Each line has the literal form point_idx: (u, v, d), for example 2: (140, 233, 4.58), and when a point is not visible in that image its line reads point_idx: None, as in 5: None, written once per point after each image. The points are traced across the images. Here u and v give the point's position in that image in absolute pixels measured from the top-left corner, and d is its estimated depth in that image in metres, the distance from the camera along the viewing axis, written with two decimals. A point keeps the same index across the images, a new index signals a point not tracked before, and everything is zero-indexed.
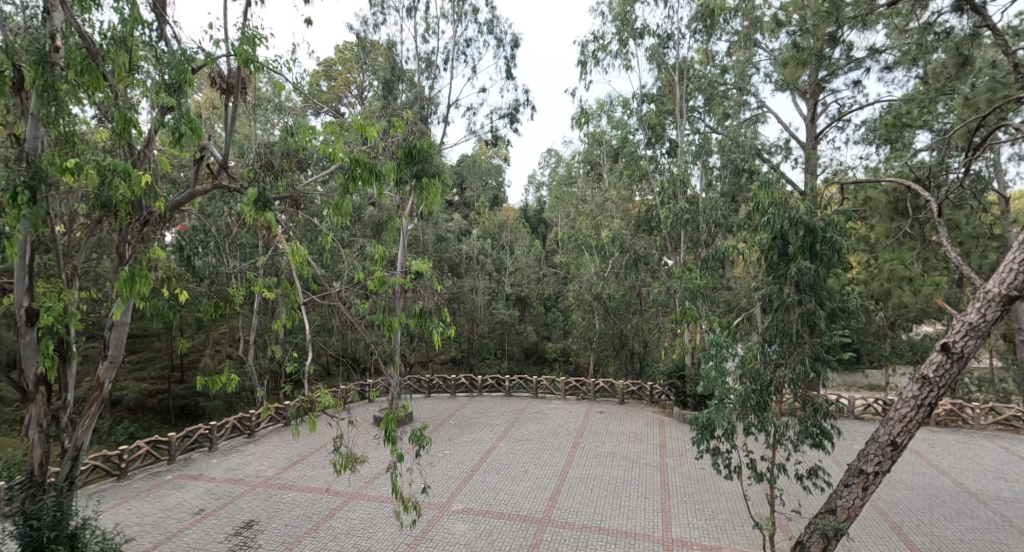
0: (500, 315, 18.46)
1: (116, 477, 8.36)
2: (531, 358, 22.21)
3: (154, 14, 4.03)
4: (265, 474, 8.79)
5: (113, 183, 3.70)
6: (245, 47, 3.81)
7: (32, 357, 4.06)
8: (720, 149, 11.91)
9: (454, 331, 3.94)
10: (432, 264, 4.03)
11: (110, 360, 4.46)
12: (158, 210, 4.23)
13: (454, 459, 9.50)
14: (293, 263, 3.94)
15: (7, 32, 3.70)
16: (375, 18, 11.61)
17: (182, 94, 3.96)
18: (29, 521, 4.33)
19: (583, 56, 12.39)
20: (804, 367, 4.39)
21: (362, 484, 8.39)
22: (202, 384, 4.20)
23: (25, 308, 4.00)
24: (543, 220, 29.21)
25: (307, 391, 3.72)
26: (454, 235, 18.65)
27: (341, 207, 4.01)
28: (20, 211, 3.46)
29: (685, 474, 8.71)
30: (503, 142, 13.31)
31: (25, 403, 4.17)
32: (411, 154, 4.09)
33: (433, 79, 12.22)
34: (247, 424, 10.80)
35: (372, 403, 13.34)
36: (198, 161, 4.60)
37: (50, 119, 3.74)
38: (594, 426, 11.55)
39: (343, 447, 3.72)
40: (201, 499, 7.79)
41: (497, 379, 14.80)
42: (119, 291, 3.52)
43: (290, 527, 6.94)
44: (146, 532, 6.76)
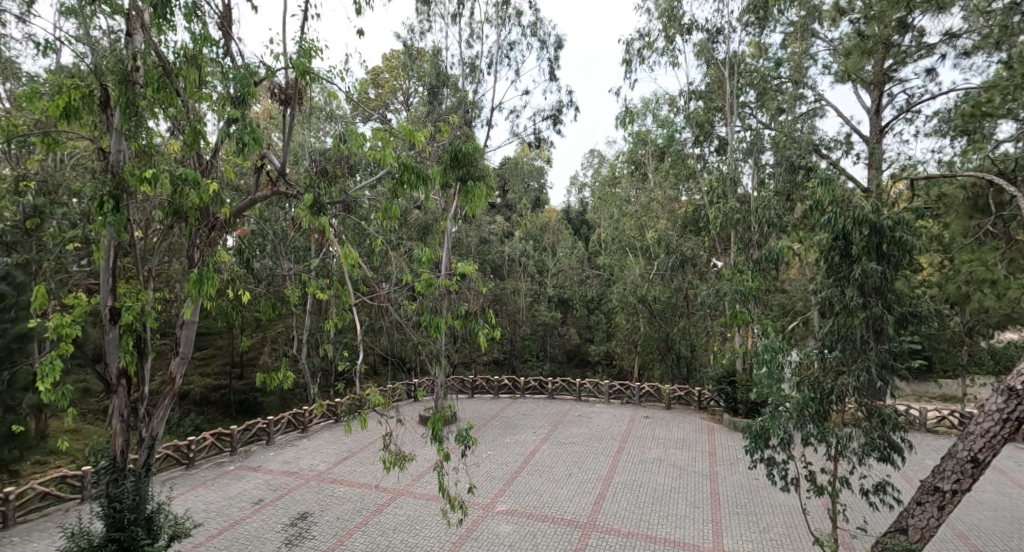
0: (542, 317, 18.48)
1: (185, 465, 8.95)
2: (573, 361, 22.05)
3: (221, 33, 4.30)
4: (318, 469, 9.15)
5: (185, 193, 3.95)
6: (302, 60, 4.02)
7: (114, 352, 4.41)
8: (773, 145, 11.44)
9: (500, 333, 3.94)
10: (478, 266, 4.03)
11: (181, 356, 4.78)
12: (223, 216, 4.49)
13: (498, 461, 9.57)
14: (345, 264, 4.09)
15: (96, 55, 4.03)
16: (421, 25, 11.91)
17: (245, 106, 4.20)
18: (112, 503, 4.69)
19: (628, 55, 12.20)
20: (870, 375, 4.13)
21: (409, 481, 8.58)
22: (261, 380, 4.43)
23: (110, 307, 4.37)
24: (585, 221, 28.98)
25: (358, 389, 3.82)
26: (497, 237, 18.78)
27: (390, 210, 4.15)
28: (105, 218, 3.78)
29: (738, 484, 8.39)
30: (546, 144, 13.31)
31: (109, 396, 4.53)
32: (457, 158, 4.15)
33: (476, 83, 12.39)
34: (301, 419, 11.27)
35: (417, 402, 13.63)
36: (258, 169, 4.84)
37: (131, 133, 4.06)
38: (640, 431, 11.34)
39: (392, 445, 3.81)
40: (260, 489, 8.20)
41: (540, 381, 14.79)
42: (189, 291, 3.78)
43: (341, 520, 7.19)
44: (212, 518, 7.19)
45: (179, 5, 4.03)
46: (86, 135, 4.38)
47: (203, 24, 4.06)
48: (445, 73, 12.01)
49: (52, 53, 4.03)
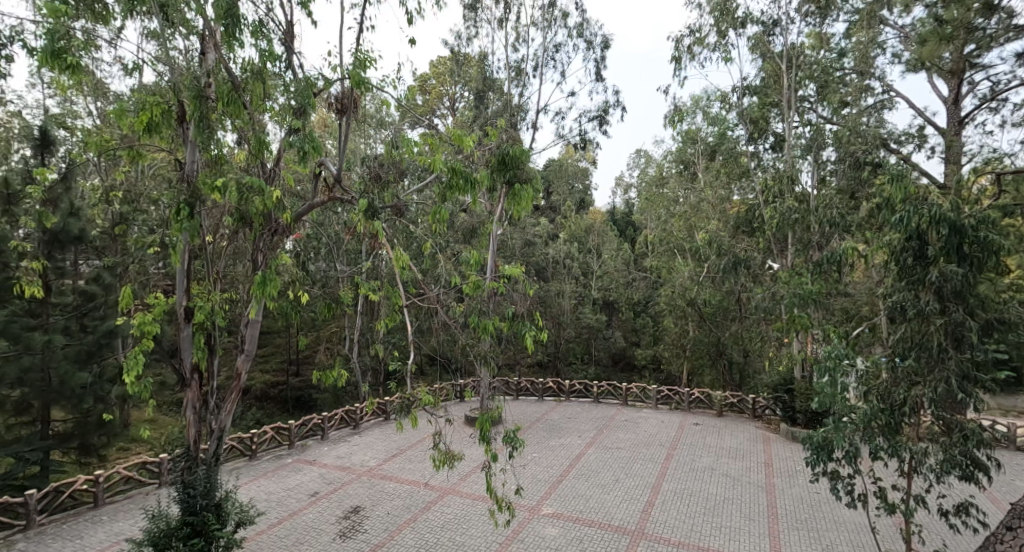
0: (587, 320, 18.31)
1: (248, 457, 9.48)
2: (619, 365, 21.72)
3: (284, 47, 4.55)
4: (370, 465, 9.44)
5: (251, 200, 4.20)
6: (358, 70, 4.21)
7: (188, 348, 4.76)
8: (836, 141, 10.85)
9: (548, 336, 3.94)
10: (525, 269, 4.04)
11: (247, 353, 5.09)
12: (284, 221, 4.73)
13: (543, 463, 9.56)
14: (397, 267, 4.23)
15: (174, 73, 4.35)
16: (468, 31, 12.10)
17: (306, 117, 4.42)
18: (187, 489, 5.03)
19: (678, 51, 11.90)
20: (949, 387, 3.82)
21: (456, 480, 8.71)
22: (318, 377, 4.65)
23: (185, 306, 4.71)
24: (631, 223, 28.53)
25: (409, 387, 3.91)
26: (542, 239, 18.78)
27: (440, 213, 4.25)
28: (182, 225, 4.08)
29: (797, 498, 7.99)
30: (592, 145, 13.19)
31: (183, 389, 4.88)
32: (504, 161, 4.17)
33: (522, 86, 12.45)
34: (353, 416, 11.68)
35: (464, 403, 13.81)
36: (317, 176, 5.07)
37: (204, 144, 4.36)
38: (690, 438, 11.01)
39: (442, 444, 3.87)
40: (316, 482, 8.55)
41: (585, 384, 14.64)
42: (254, 292, 4.01)
43: (392, 516, 7.38)
44: (273, 508, 7.57)
45: (247, 24, 4.31)
46: (165, 148, 4.73)
47: (268, 41, 4.33)
48: (492, 78, 12.16)
49: (137, 72, 4.39)
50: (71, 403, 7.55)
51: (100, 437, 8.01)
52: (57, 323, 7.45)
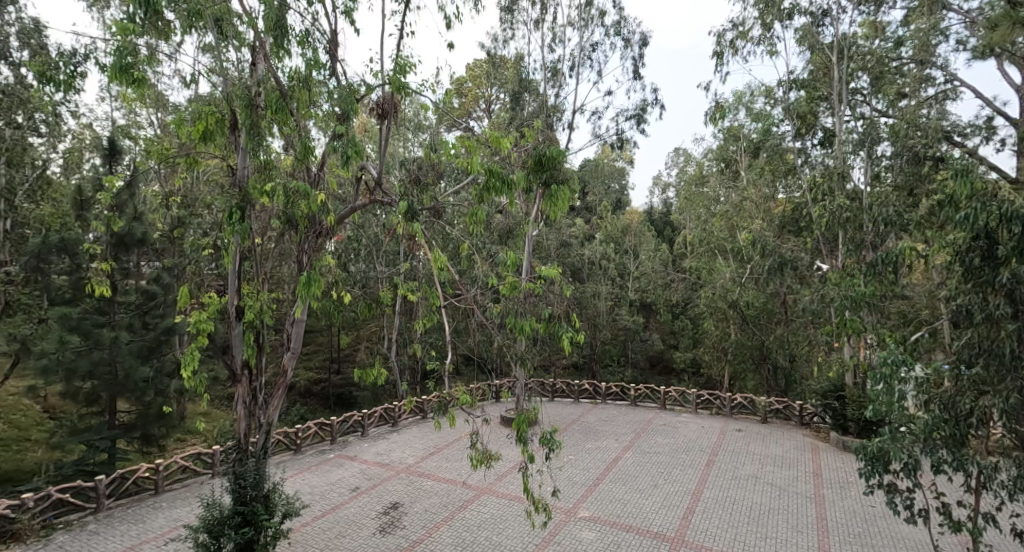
0: (623, 321, 18.07)
1: (293, 451, 9.84)
2: (656, 368, 21.29)
3: (328, 55, 4.71)
4: (408, 462, 9.63)
5: (297, 203, 4.36)
6: (398, 76, 4.32)
7: (239, 346, 5.01)
8: (891, 135, 10.31)
9: (584, 338, 3.92)
10: (562, 270, 4.03)
11: (292, 351, 5.29)
12: (327, 223, 4.91)
13: (580, 466, 9.49)
14: (435, 268, 4.31)
15: (228, 83, 4.57)
16: (504, 33, 12.15)
17: (349, 122, 4.57)
18: (238, 480, 5.27)
19: (720, 46, 11.59)
20: (1022, 397, 3.55)
21: (493, 480, 8.78)
22: (359, 375, 4.80)
23: (236, 305, 4.95)
24: (669, 223, 27.98)
25: (447, 387, 3.96)
26: (578, 240, 18.65)
27: (477, 215, 4.31)
28: (233, 228, 4.29)
29: (849, 511, 7.63)
30: (629, 144, 13.00)
31: (235, 384, 5.13)
32: (541, 162, 4.15)
33: (558, 87, 12.41)
34: (392, 414, 11.93)
35: (500, 403, 13.87)
36: (358, 179, 5.22)
37: (254, 151, 4.57)
38: (732, 445, 10.69)
39: (480, 443, 3.90)
40: (357, 477, 8.79)
41: (622, 387, 14.44)
42: (299, 292, 4.17)
43: (430, 513, 7.49)
44: (316, 501, 7.83)
45: (294, 34, 4.49)
46: (218, 155, 4.99)
47: (314, 50, 4.50)
48: (528, 79, 12.19)
49: (194, 84, 4.65)
50: (134, 395, 8.05)
51: (159, 428, 8.49)
52: (122, 320, 7.94)
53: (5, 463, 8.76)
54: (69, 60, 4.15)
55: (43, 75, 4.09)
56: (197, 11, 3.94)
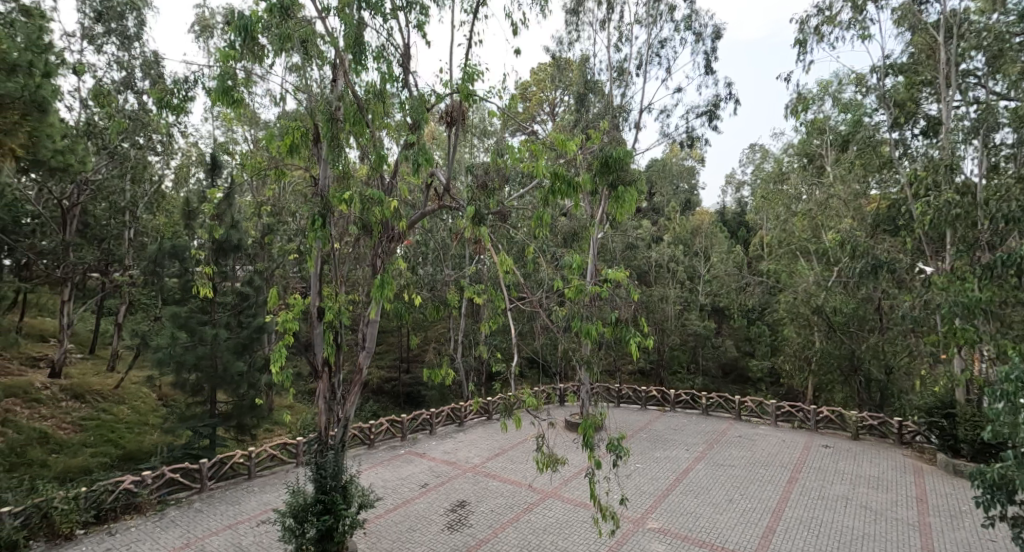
0: (693, 327, 17.39)
1: (366, 445, 10.34)
2: (730, 376, 20.27)
3: (401, 68, 4.95)
4: (474, 461, 9.83)
5: (372, 210, 4.61)
6: (467, 84, 4.47)
7: (320, 344, 5.38)
8: (1013, 119, 9.17)
9: (653, 343, 3.84)
10: (629, 273, 3.98)
11: (367, 350, 5.60)
12: (399, 229, 5.15)
13: (648, 475, 9.26)
14: (501, 271, 4.39)
15: (311, 99, 4.93)
16: (570, 35, 12.12)
17: (420, 131, 4.78)
18: (319, 470, 5.65)
19: (803, 34, 10.88)
20: None
21: (558, 483, 8.76)
22: (428, 375, 5.00)
23: (318, 306, 5.34)
24: (743, 223, 26.61)
25: (513, 389, 4.04)
26: (645, 242, 18.22)
27: (542, 218, 4.33)
28: (316, 234, 4.61)
29: (958, 543, 6.88)
30: (700, 142, 12.53)
31: (317, 380, 5.51)
32: (608, 163, 4.09)
33: (625, 86, 12.21)
34: (459, 414, 12.21)
35: (565, 407, 13.80)
36: (428, 186, 5.43)
37: (334, 161, 4.91)
38: (817, 462, 9.97)
39: (546, 446, 3.92)
40: (426, 474, 9.09)
41: (693, 395, 13.91)
42: (373, 294, 4.40)
43: (496, 513, 7.61)
44: (389, 495, 8.19)
45: (371, 50, 4.77)
46: (303, 167, 5.38)
47: (388, 64, 4.75)
48: (593, 81, 12.09)
49: (283, 101, 5.05)
50: (231, 387, 8.83)
51: (251, 418, 9.23)
52: (221, 319, 8.72)
53: (126, 444, 9.89)
54: (181, 86, 4.64)
55: (161, 100, 4.62)
56: (288, 35, 4.29)
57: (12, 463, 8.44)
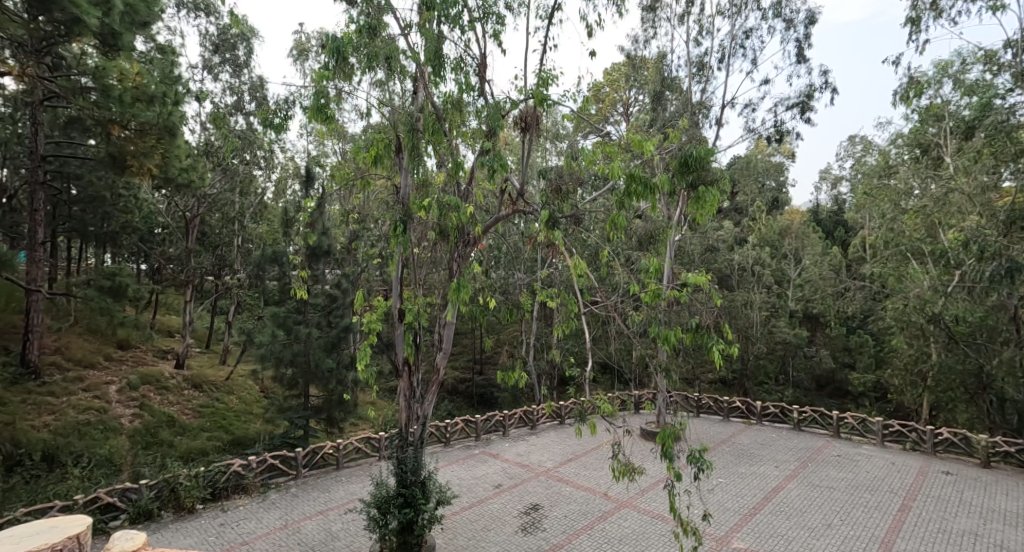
0: (782, 334, 16.21)
1: (443, 444, 10.68)
2: (825, 390, 18.70)
3: (478, 77, 5.10)
4: (547, 465, 9.84)
5: (450, 216, 4.77)
6: (541, 89, 4.53)
7: (400, 345, 5.69)
8: None
9: (738, 352, 3.67)
10: (711, 277, 3.83)
11: (443, 351, 5.81)
12: (475, 233, 5.29)
13: (733, 492, 8.77)
14: (575, 275, 4.38)
15: (394, 112, 5.23)
16: (646, 33, 11.83)
17: (496, 137, 4.88)
18: (400, 465, 5.93)
19: (917, 11, 9.83)
20: None
21: (634, 493, 8.53)
22: (502, 377, 5.11)
23: (399, 308, 5.65)
24: (841, 223, 24.46)
25: (588, 394, 4.02)
26: (726, 244, 17.34)
27: (617, 221, 4.27)
28: (398, 240, 4.86)
29: None
30: (789, 136, 11.74)
31: (398, 377, 5.82)
32: (687, 163, 3.94)
33: (705, 81, 11.71)
34: (531, 417, 12.27)
35: (641, 414, 13.42)
36: (503, 191, 5.51)
37: (414, 169, 5.15)
38: (934, 490, 8.91)
39: (622, 454, 3.85)
40: (500, 475, 9.22)
41: (782, 408, 12.99)
42: (451, 297, 4.56)
43: (569, 519, 7.57)
44: (464, 493, 8.40)
45: (449, 62, 4.96)
46: (386, 176, 5.71)
47: (466, 74, 4.92)
48: (670, 77, 11.65)
49: (369, 116, 5.40)
50: (322, 382, 9.50)
51: (340, 411, 9.84)
52: (314, 319, 9.42)
53: (235, 430, 10.95)
54: (282, 107, 5.12)
55: (265, 120, 5.09)
56: (375, 54, 4.59)
57: (146, 441, 9.64)
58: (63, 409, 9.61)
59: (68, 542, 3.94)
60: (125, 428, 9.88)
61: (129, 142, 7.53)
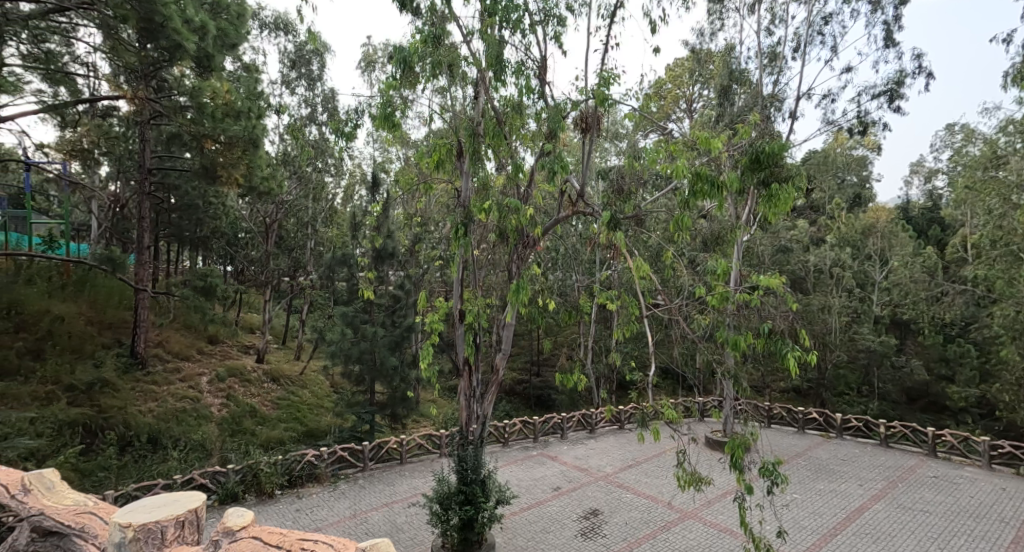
0: (865, 342, 14.97)
1: (502, 444, 10.80)
2: (916, 403, 17.05)
3: (538, 80, 5.13)
4: (607, 470, 9.68)
5: (509, 218, 4.81)
6: (603, 89, 4.50)
7: (461, 345, 5.84)
8: None
9: (815, 360, 3.44)
10: (784, 280, 3.62)
11: (503, 352, 5.88)
12: (534, 235, 5.31)
13: (810, 509, 8.21)
14: (637, 276, 4.28)
15: (456, 117, 5.37)
16: (712, 26, 11.36)
17: (556, 139, 4.88)
18: (461, 462, 6.06)
19: None
20: None
21: (700, 504, 8.21)
22: (561, 380, 5.11)
23: (460, 309, 5.79)
24: (936, 221, 22.21)
25: (651, 400, 3.91)
26: (801, 244, 16.29)
27: (681, 221, 4.14)
28: (460, 242, 4.98)
29: None
30: (875, 127, 10.86)
31: (459, 377, 5.98)
32: (758, 159, 3.74)
33: (777, 73, 11.09)
34: (590, 420, 12.11)
35: (707, 422, 12.87)
36: (562, 192, 5.47)
37: (476, 172, 5.27)
38: None
39: (688, 463, 3.73)
40: (558, 478, 9.19)
41: (867, 422, 11.99)
42: (510, 299, 4.63)
43: (630, 527, 7.41)
44: (523, 494, 8.45)
45: (510, 66, 5.02)
46: (448, 180, 5.88)
47: (526, 78, 4.97)
48: (739, 70, 11.06)
49: (432, 122, 5.58)
50: (387, 380, 9.89)
51: (403, 408, 10.21)
52: (379, 318, 9.87)
53: (308, 422, 11.66)
54: (351, 116, 5.40)
55: (337, 129, 5.39)
56: (438, 62, 4.74)
57: (233, 429, 10.47)
58: (164, 397, 10.65)
59: (189, 518, 3.30)
60: (215, 416, 10.79)
61: (219, 155, 8.30)
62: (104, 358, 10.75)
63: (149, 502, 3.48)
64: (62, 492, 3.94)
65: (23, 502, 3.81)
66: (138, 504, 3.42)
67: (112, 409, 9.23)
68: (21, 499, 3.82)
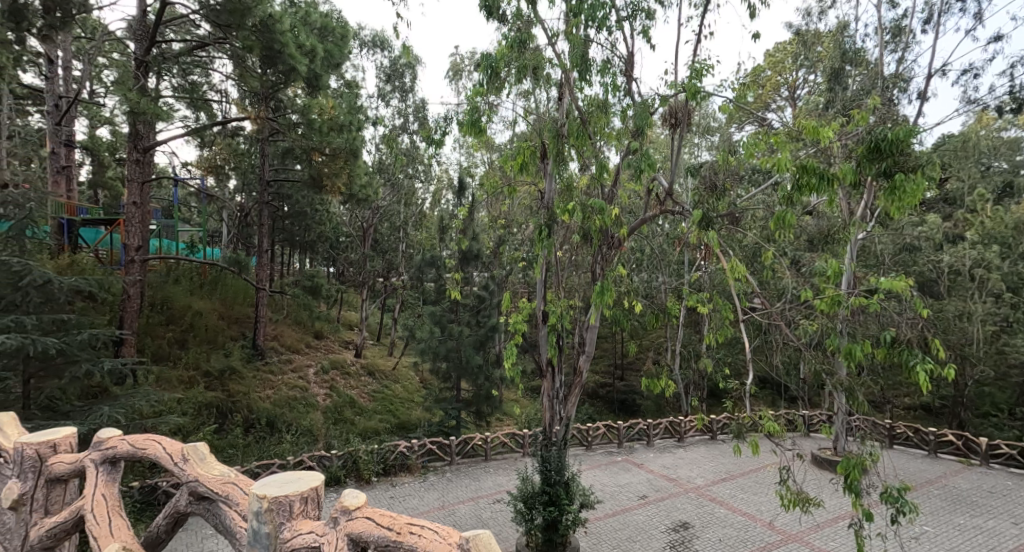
0: (1018, 355, 12.76)
1: (585, 447, 10.65)
2: None
3: (625, 77, 5.00)
4: (698, 482, 9.18)
5: (592, 218, 4.72)
6: (694, 81, 4.28)
7: (543, 346, 5.85)
8: None
9: (947, 373, 2.99)
10: (909, 282, 3.18)
11: (586, 354, 5.81)
12: (619, 236, 5.16)
13: (947, 545, 7.15)
14: (732, 278, 3.99)
15: (540, 119, 5.39)
16: (821, 3, 10.34)
17: (643, 136, 4.71)
18: (544, 463, 6.07)
19: None
20: None
21: (807, 527, 7.49)
22: (646, 384, 4.92)
23: (542, 310, 5.80)
24: None
25: (748, 410, 3.63)
26: (932, 241, 14.26)
27: (784, 218, 3.79)
28: (542, 243, 4.99)
29: None
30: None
31: (542, 378, 5.98)
32: (876, 148, 3.32)
33: (901, 49, 9.83)
34: (678, 428, 11.56)
35: (813, 438, 11.71)
36: (649, 190, 5.26)
37: (559, 173, 5.27)
38: None
39: (791, 481, 3.41)
40: (645, 486, 8.88)
41: (1021, 449, 10.21)
42: (594, 300, 4.56)
43: (725, 544, 6.96)
44: (609, 500, 8.27)
45: (595, 65, 4.95)
46: (532, 182, 5.91)
47: (612, 76, 4.88)
48: (854, 50, 9.95)
49: (516, 125, 5.64)
50: (473, 378, 10.18)
51: (488, 406, 10.44)
52: (464, 318, 10.22)
53: (401, 415, 12.33)
54: (440, 123, 5.63)
55: (427, 137, 5.66)
56: (523, 65, 4.80)
57: (336, 417, 11.38)
58: (279, 385, 11.86)
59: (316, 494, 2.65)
60: (321, 405, 11.78)
61: (325, 165, 9.06)
62: (233, 349, 12.18)
63: (280, 476, 2.74)
64: (216, 462, 3.35)
65: (183, 471, 3.29)
66: (269, 476, 2.70)
67: (239, 394, 10.43)
68: (183, 467, 3.30)
